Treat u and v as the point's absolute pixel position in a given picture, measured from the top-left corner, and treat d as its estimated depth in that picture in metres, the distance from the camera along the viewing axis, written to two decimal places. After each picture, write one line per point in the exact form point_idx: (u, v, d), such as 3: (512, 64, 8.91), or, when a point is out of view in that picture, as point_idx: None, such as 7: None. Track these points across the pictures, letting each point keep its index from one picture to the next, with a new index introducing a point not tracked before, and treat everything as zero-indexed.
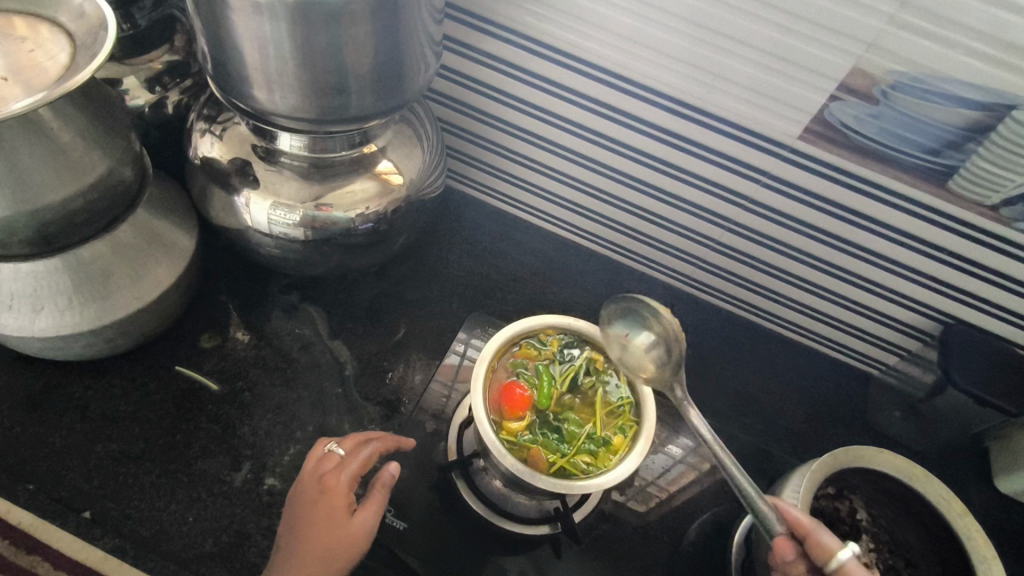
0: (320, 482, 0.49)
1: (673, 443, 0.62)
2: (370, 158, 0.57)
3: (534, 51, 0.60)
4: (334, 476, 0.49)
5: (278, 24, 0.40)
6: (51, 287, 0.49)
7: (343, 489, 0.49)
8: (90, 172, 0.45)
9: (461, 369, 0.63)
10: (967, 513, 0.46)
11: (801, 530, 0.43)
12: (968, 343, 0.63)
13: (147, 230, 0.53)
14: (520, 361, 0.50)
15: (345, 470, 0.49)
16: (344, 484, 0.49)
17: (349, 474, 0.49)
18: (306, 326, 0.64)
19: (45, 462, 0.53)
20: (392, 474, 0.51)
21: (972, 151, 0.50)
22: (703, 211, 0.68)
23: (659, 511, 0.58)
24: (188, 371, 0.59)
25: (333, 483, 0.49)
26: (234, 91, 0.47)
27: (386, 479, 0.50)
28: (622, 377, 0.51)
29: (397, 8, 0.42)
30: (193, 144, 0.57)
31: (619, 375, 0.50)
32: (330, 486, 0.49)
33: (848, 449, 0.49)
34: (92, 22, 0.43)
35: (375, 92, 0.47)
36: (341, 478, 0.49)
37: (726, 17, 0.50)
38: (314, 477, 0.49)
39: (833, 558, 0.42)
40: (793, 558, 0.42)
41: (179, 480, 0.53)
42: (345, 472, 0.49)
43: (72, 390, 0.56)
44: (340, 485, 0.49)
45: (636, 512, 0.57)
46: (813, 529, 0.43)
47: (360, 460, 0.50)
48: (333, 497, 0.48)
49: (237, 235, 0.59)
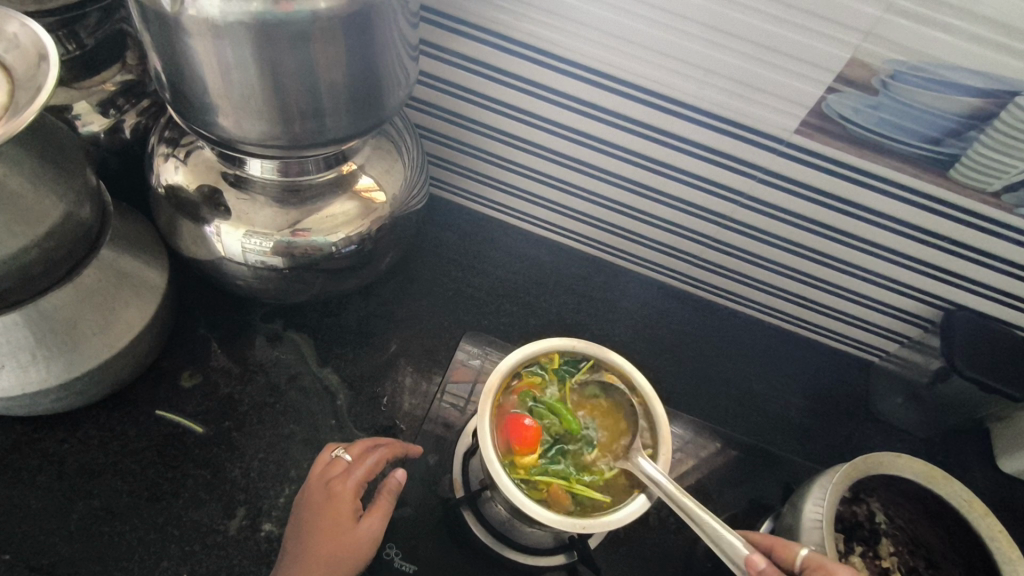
0: (326, 487, 0.48)
1: None
2: (348, 177, 0.54)
3: (512, 52, 0.57)
4: (340, 481, 0.48)
5: (241, 47, 0.37)
6: (10, 343, 0.45)
7: (349, 494, 0.48)
8: (46, 220, 0.41)
9: (455, 369, 0.62)
10: (988, 515, 0.45)
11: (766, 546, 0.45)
12: (970, 328, 0.62)
13: (112, 272, 0.49)
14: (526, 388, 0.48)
15: (351, 476, 0.49)
16: (350, 490, 0.48)
17: (355, 480, 0.48)
18: (293, 354, 0.61)
19: (21, 528, 0.49)
20: (399, 480, 0.50)
21: (973, 139, 0.49)
22: (698, 209, 0.65)
23: (656, 509, 0.56)
24: (169, 414, 0.56)
25: (340, 488, 0.48)
26: (197, 119, 0.43)
27: (393, 485, 0.49)
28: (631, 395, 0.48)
29: (371, 22, 0.39)
30: (156, 171, 0.53)
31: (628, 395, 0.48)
32: (335, 492, 0.48)
33: (870, 457, 0.47)
34: (32, 53, 0.39)
35: (352, 113, 0.44)
36: (347, 483, 0.48)
37: (716, 10, 0.48)
38: (322, 481, 0.49)
39: (795, 556, 0.43)
40: (767, 565, 0.40)
41: (170, 534, 0.50)
42: (352, 477, 0.48)
43: (45, 446, 0.53)
44: (346, 490, 0.48)
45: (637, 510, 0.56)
46: (776, 543, 0.45)
47: (366, 466, 0.49)
48: (339, 502, 0.47)
49: (211, 267, 0.55)
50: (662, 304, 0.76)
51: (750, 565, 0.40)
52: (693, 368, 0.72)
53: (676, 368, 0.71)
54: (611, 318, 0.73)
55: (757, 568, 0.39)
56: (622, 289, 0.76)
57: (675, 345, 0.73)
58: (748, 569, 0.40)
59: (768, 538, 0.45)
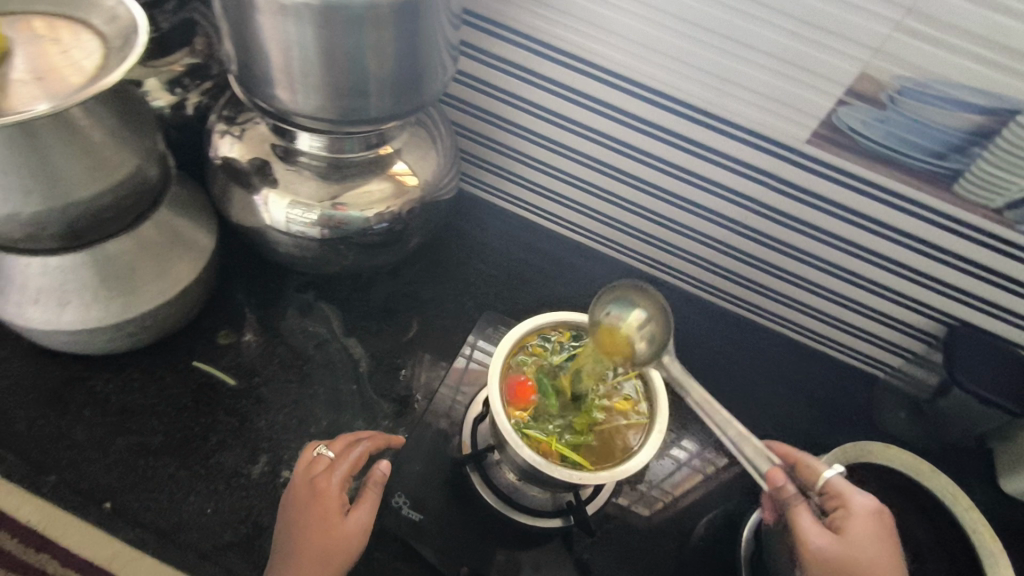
0: (311, 485, 0.49)
1: (679, 447, 0.62)
2: (385, 159, 0.58)
3: (545, 55, 0.61)
4: (325, 478, 0.49)
5: (302, 27, 0.42)
6: (76, 282, 0.50)
7: (335, 491, 0.48)
8: (120, 169, 0.47)
9: (467, 372, 0.63)
10: (973, 507, 0.49)
11: (790, 458, 0.50)
12: (972, 344, 0.64)
13: (169, 229, 0.54)
14: (532, 358, 0.51)
15: (334, 472, 0.49)
16: (335, 486, 0.49)
17: (340, 475, 0.49)
18: (321, 324, 0.65)
19: (66, 454, 0.54)
20: (384, 472, 0.51)
21: (976, 154, 0.52)
22: (713, 217, 0.68)
23: (662, 514, 0.58)
24: (205, 366, 0.60)
25: (325, 485, 0.49)
26: (259, 91, 0.48)
27: (378, 477, 0.50)
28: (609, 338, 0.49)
29: (418, 12, 0.43)
30: (213, 145, 0.58)
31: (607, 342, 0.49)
32: (321, 488, 0.48)
33: (856, 444, 0.52)
34: (124, 24, 0.45)
35: (394, 95, 0.48)
36: (332, 480, 0.49)
37: (735, 22, 0.51)
38: (305, 480, 0.49)
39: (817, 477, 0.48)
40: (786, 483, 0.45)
41: (197, 473, 0.54)
42: (335, 474, 0.49)
43: (93, 384, 0.58)
44: (331, 486, 0.49)
45: (641, 515, 0.57)
46: (800, 457, 0.50)
47: (350, 460, 0.51)
48: (325, 499, 0.48)
49: (256, 234, 0.60)
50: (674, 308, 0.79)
51: (770, 478, 0.45)
52: (700, 369, 0.74)
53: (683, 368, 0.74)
54: None
55: (775, 484, 0.45)
56: None
57: (684, 346, 0.76)
58: (767, 480, 0.45)
59: (796, 454, 0.50)
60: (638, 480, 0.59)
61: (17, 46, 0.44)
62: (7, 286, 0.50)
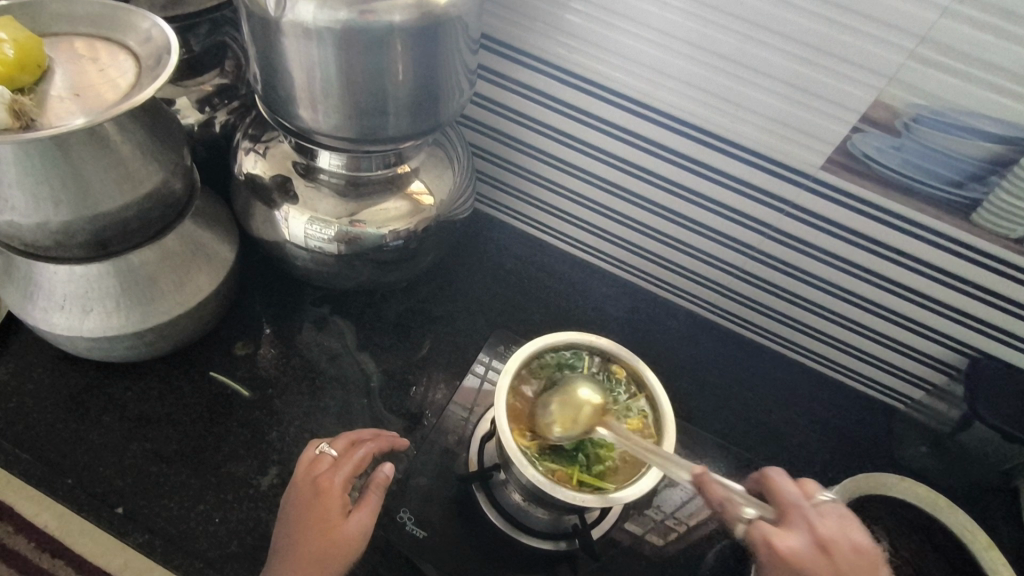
0: (313, 484, 0.48)
1: None
2: (403, 178, 0.59)
3: (560, 79, 0.62)
4: (328, 477, 0.49)
5: (325, 49, 0.43)
6: (100, 290, 0.52)
7: (337, 490, 0.48)
8: (146, 182, 0.49)
9: (484, 393, 0.63)
10: (991, 548, 0.50)
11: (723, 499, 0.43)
12: (995, 378, 0.62)
13: (192, 241, 0.56)
14: (557, 389, 0.51)
15: (338, 471, 0.49)
16: (338, 485, 0.48)
17: (343, 475, 0.49)
18: (335, 338, 0.66)
19: (82, 458, 0.55)
20: (387, 475, 0.50)
21: (995, 184, 0.51)
22: (727, 240, 0.68)
23: (676, 544, 0.57)
24: (222, 376, 0.62)
25: (328, 484, 0.48)
26: (283, 110, 0.50)
27: (381, 480, 0.50)
28: (581, 413, 0.49)
29: (437, 36, 0.45)
30: (238, 162, 0.60)
31: (585, 412, 0.49)
32: (323, 488, 0.48)
33: (868, 477, 0.54)
34: (157, 45, 0.47)
35: (411, 115, 0.50)
36: (335, 478, 0.49)
37: (748, 49, 0.52)
38: (308, 478, 0.49)
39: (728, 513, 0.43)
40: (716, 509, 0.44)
41: (208, 481, 0.55)
42: (339, 473, 0.49)
43: (112, 390, 0.59)
44: (334, 485, 0.48)
45: (656, 546, 0.56)
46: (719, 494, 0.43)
47: (354, 461, 0.50)
48: (328, 498, 0.48)
49: (276, 247, 0.61)
50: (690, 334, 0.77)
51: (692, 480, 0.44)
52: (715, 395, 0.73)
53: (695, 389, 0.72)
54: (634, 337, 0.75)
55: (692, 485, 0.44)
56: (650, 313, 0.77)
57: (701, 370, 0.74)
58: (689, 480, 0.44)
59: (733, 505, 0.43)
60: (654, 509, 0.58)
61: (57, 63, 0.46)
62: (36, 291, 0.52)
